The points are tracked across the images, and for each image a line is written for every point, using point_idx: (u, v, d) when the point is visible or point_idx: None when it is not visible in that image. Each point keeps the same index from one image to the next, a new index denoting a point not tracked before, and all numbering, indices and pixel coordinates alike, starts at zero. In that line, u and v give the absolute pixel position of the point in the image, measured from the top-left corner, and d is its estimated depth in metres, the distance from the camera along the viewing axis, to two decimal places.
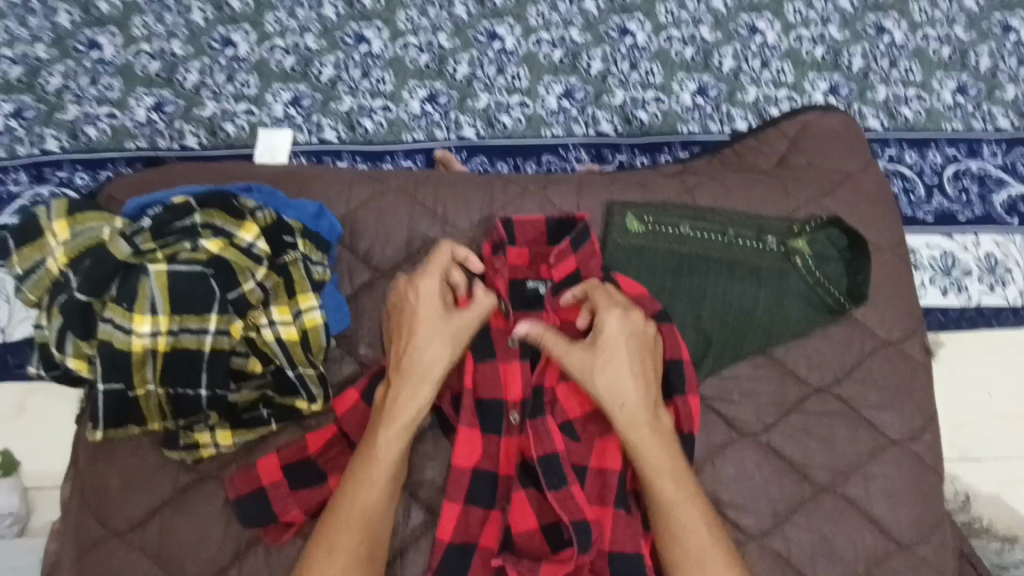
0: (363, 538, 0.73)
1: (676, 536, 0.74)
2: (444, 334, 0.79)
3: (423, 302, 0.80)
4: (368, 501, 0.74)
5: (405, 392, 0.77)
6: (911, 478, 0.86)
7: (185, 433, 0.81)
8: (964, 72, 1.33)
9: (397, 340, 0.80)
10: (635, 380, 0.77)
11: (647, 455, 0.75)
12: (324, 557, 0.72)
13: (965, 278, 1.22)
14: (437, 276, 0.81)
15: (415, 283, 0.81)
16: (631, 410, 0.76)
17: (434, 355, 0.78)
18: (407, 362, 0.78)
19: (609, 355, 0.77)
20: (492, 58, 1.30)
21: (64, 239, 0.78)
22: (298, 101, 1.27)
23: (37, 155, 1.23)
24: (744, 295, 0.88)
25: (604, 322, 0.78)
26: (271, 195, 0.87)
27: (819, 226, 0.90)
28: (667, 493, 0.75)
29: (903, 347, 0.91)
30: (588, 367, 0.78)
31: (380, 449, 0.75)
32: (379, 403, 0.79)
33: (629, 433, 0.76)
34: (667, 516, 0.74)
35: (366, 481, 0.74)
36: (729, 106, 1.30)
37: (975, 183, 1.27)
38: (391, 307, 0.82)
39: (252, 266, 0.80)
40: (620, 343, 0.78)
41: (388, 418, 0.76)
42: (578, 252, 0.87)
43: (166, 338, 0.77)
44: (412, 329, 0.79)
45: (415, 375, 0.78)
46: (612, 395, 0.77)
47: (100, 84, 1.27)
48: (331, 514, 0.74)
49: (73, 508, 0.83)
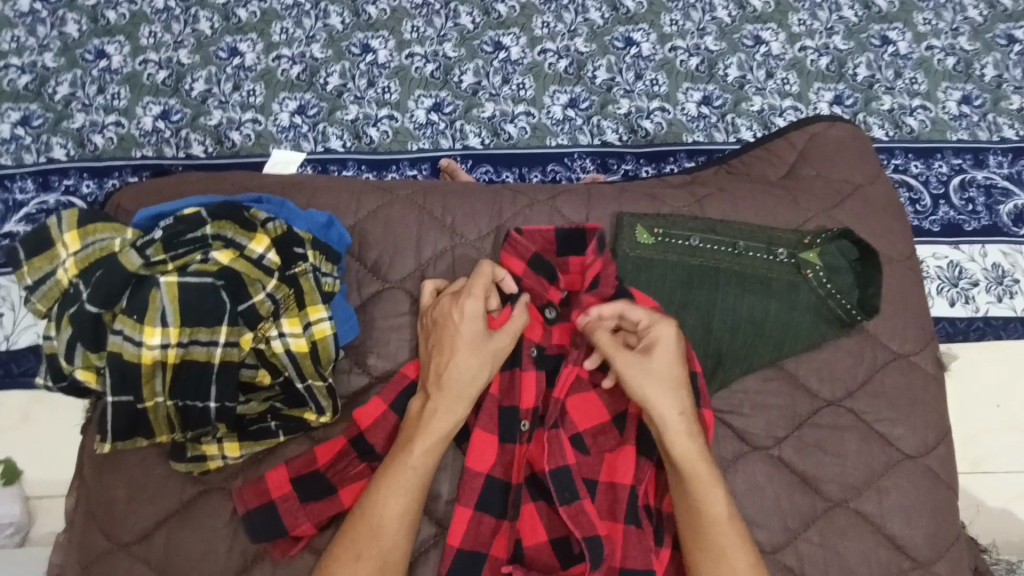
0: (390, 547, 0.72)
1: (721, 554, 0.73)
2: (484, 354, 0.78)
3: (464, 322, 0.78)
4: (397, 511, 0.73)
5: (443, 407, 0.77)
6: (924, 493, 0.86)
7: (192, 445, 0.81)
8: (969, 83, 1.33)
9: (437, 354, 0.79)
10: (683, 391, 0.77)
11: (697, 467, 0.75)
12: (350, 565, 0.71)
13: (972, 289, 1.22)
14: (479, 295, 0.80)
15: (456, 301, 0.80)
16: (689, 420, 0.76)
17: (475, 376, 0.78)
18: (446, 378, 0.77)
19: (664, 364, 0.77)
20: (498, 67, 1.30)
21: (74, 250, 0.77)
22: (305, 110, 1.27)
23: (43, 163, 1.23)
24: (755, 308, 0.87)
25: (659, 332, 0.79)
26: (282, 205, 0.87)
27: (830, 238, 0.90)
28: (716, 506, 0.74)
29: (915, 359, 0.90)
30: (644, 374, 0.77)
31: (413, 460, 0.75)
32: (415, 415, 0.78)
33: (682, 443, 0.75)
34: (713, 533, 0.73)
35: (399, 491, 0.73)
36: (734, 115, 1.29)
37: (981, 193, 1.26)
38: (430, 321, 0.82)
39: (263, 278, 0.79)
40: (672, 354, 0.78)
41: (425, 432, 0.76)
42: (600, 255, 0.86)
43: (176, 350, 0.77)
44: (454, 347, 0.78)
45: (453, 391, 0.77)
46: (670, 404, 0.76)
47: (107, 93, 1.27)
48: (361, 521, 0.73)
49: (79, 519, 0.82)
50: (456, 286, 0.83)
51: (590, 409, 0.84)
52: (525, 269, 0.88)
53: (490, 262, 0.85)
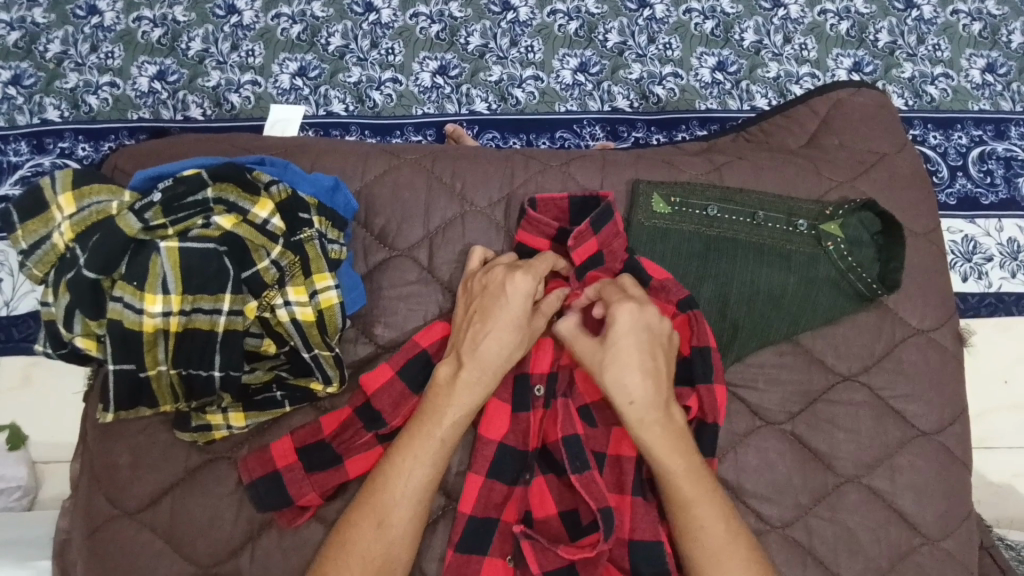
0: (415, 513, 0.71)
1: (692, 536, 0.71)
2: (525, 332, 0.77)
3: (518, 294, 0.77)
4: (422, 482, 0.72)
5: (477, 378, 0.75)
6: (937, 470, 0.84)
7: (196, 414, 0.79)
8: (994, 50, 1.27)
9: (478, 321, 0.77)
10: (643, 379, 0.73)
11: (659, 453, 0.72)
12: (370, 531, 0.70)
13: (986, 265, 1.19)
14: (538, 275, 0.79)
15: (514, 274, 0.78)
16: (641, 408, 0.72)
17: (513, 351, 0.76)
18: (485, 348, 0.75)
19: (617, 348, 0.74)
20: (506, 29, 1.24)
21: (69, 213, 0.74)
22: (306, 72, 1.22)
23: (37, 125, 1.19)
24: (772, 280, 0.85)
25: (614, 314, 0.75)
26: (285, 168, 0.83)
27: (853, 209, 0.86)
28: (681, 490, 0.72)
29: (934, 336, 0.88)
30: (598, 362, 0.75)
31: (441, 433, 0.73)
32: (443, 382, 0.75)
33: (637, 431, 0.73)
34: (684, 516, 0.72)
35: (426, 459, 0.72)
36: (749, 82, 1.25)
37: (1001, 166, 1.22)
38: (478, 287, 0.80)
39: (267, 245, 0.77)
40: (630, 339, 0.74)
41: (458, 402, 0.74)
42: (599, 233, 0.84)
43: (178, 318, 0.75)
44: (498, 317, 0.76)
45: (490, 363, 0.75)
46: (620, 392, 0.73)
47: (101, 52, 1.22)
48: (382, 486, 0.71)
49: (83, 486, 0.81)
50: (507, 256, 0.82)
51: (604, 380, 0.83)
52: (551, 244, 0.86)
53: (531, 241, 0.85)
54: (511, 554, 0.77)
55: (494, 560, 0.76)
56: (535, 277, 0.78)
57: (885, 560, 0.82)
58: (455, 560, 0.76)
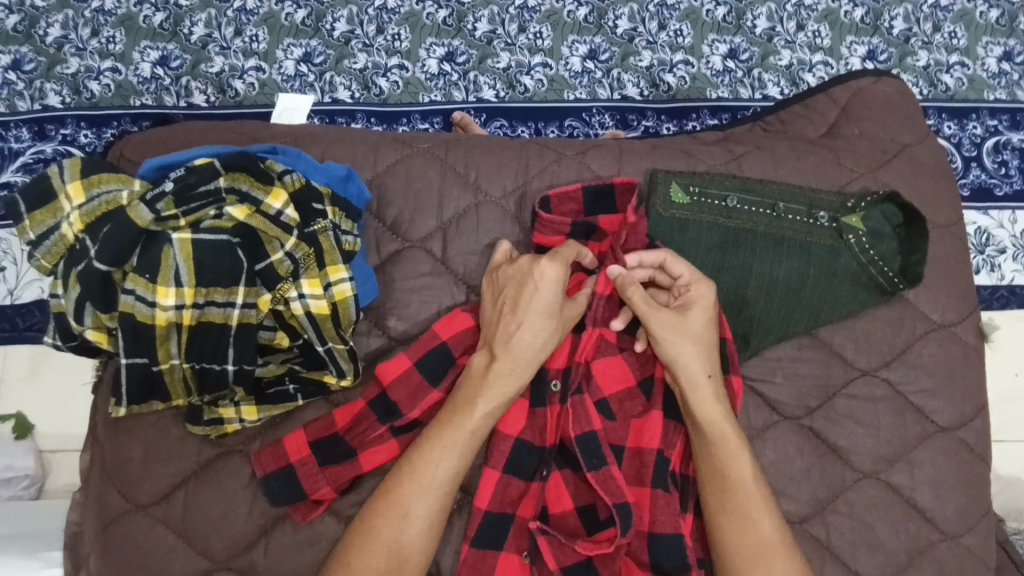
0: (440, 506, 0.70)
1: (749, 517, 0.71)
2: (558, 320, 0.76)
3: (546, 282, 0.75)
4: (450, 474, 0.71)
5: (509, 369, 0.74)
6: (956, 466, 0.84)
7: (209, 408, 0.78)
8: (1012, 38, 1.25)
9: (508, 312, 0.76)
10: (713, 355, 0.76)
11: (727, 429, 0.73)
12: (394, 522, 0.69)
13: (999, 257, 1.17)
14: (566, 261, 0.77)
15: (540, 261, 0.76)
16: (715, 381, 0.75)
17: (543, 343, 0.75)
18: (517, 339, 0.74)
19: (699, 324, 0.76)
20: (514, 14, 1.22)
21: (78, 203, 0.72)
22: (310, 58, 1.20)
23: (38, 111, 1.17)
24: (792, 272, 0.83)
25: (699, 293, 0.77)
26: (298, 157, 0.81)
27: (876, 201, 0.85)
28: (743, 469, 0.72)
29: (955, 330, 0.87)
30: (678, 334, 0.75)
31: (468, 424, 0.72)
32: (477, 372, 0.75)
33: (707, 404, 0.74)
34: (740, 496, 0.71)
35: (455, 451, 0.71)
36: (761, 70, 1.22)
37: (1016, 157, 1.20)
38: (503, 279, 0.78)
39: (281, 236, 0.75)
40: (707, 316, 0.76)
41: (490, 393, 0.73)
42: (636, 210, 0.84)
43: (192, 311, 0.73)
44: (531, 307, 0.75)
45: (522, 353, 0.74)
46: (697, 364, 0.74)
47: (102, 37, 1.20)
48: (410, 476, 0.70)
49: (93, 479, 0.80)
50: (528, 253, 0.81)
51: (618, 371, 0.82)
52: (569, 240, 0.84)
53: (547, 237, 0.83)
54: (528, 550, 0.76)
55: (511, 555, 0.75)
56: (562, 262, 0.77)
57: (903, 556, 0.81)
58: (472, 556, 0.75)
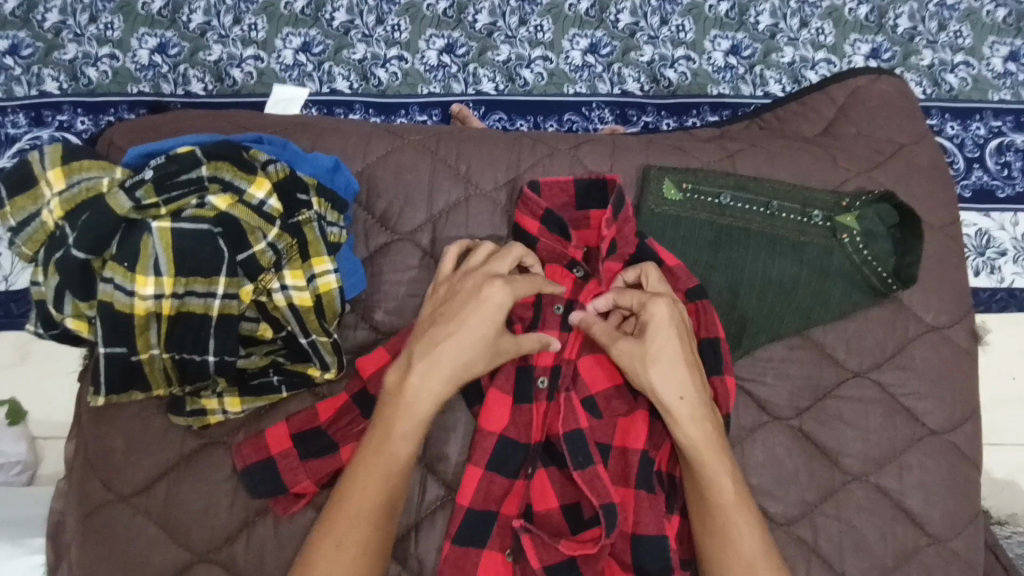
0: (370, 532, 0.69)
1: (730, 540, 0.70)
2: (491, 342, 0.73)
3: (489, 304, 0.72)
4: (380, 498, 0.70)
5: (431, 389, 0.71)
6: (946, 471, 0.83)
7: (191, 399, 0.78)
8: (1019, 38, 1.23)
9: (438, 331, 0.73)
10: (688, 375, 0.72)
11: (703, 453, 0.71)
12: (331, 551, 0.68)
13: (999, 259, 1.16)
14: (518, 291, 0.74)
15: (492, 281, 0.73)
16: (690, 403, 0.72)
17: (473, 359, 0.72)
18: (443, 360, 0.72)
19: (662, 345, 0.72)
20: (515, 7, 1.20)
21: (59, 189, 0.72)
22: (309, 48, 1.19)
23: (35, 97, 1.17)
24: (784, 273, 0.83)
25: (651, 312, 0.73)
26: (284, 147, 0.81)
27: (870, 201, 0.84)
28: (724, 492, 0.71)
29: (948, 332, 0.86)
30: (642, 360, 0.73)
31: (399, 442, 0.70)
32: (393, 389, 0.72)
33: (684, 428, 0.72)
34: (721, 519, 0.70)
35: (383, 476, 0.70)
36: (763, 67, 1.21)
37: (1019, 159, 1.18)
38: (448, 290, 0.76)
39: (263, 226, 0.75)
40: (671, 336, 0.72)
41: (413, 413, 0.71)
42: (616, 221, 0.81)
43: (171, 301, 0.73)
44: (461, 326, 0.72)
45: (447, 375, 0.72)
46: (668, 387, 0.72)
47: (100, 23, 1.19)
48: (348, 498, 0.70)
49: (77, 468, 0.80)
50: (477, 261, 0.77)
51: (605, 369, 0.81)
52: (543, 229, 0.82)
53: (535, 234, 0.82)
54: (511, 547, 0.76)
55: (493, 552, 0.75)
56: (514, 290, 0.74)
57: (889, 560, 0.80)
58: (454, 552, 0.75)
